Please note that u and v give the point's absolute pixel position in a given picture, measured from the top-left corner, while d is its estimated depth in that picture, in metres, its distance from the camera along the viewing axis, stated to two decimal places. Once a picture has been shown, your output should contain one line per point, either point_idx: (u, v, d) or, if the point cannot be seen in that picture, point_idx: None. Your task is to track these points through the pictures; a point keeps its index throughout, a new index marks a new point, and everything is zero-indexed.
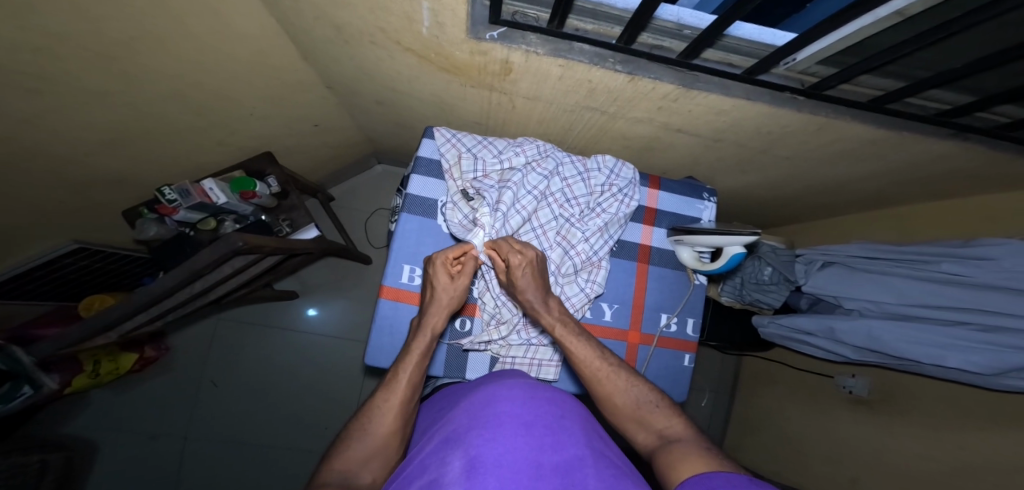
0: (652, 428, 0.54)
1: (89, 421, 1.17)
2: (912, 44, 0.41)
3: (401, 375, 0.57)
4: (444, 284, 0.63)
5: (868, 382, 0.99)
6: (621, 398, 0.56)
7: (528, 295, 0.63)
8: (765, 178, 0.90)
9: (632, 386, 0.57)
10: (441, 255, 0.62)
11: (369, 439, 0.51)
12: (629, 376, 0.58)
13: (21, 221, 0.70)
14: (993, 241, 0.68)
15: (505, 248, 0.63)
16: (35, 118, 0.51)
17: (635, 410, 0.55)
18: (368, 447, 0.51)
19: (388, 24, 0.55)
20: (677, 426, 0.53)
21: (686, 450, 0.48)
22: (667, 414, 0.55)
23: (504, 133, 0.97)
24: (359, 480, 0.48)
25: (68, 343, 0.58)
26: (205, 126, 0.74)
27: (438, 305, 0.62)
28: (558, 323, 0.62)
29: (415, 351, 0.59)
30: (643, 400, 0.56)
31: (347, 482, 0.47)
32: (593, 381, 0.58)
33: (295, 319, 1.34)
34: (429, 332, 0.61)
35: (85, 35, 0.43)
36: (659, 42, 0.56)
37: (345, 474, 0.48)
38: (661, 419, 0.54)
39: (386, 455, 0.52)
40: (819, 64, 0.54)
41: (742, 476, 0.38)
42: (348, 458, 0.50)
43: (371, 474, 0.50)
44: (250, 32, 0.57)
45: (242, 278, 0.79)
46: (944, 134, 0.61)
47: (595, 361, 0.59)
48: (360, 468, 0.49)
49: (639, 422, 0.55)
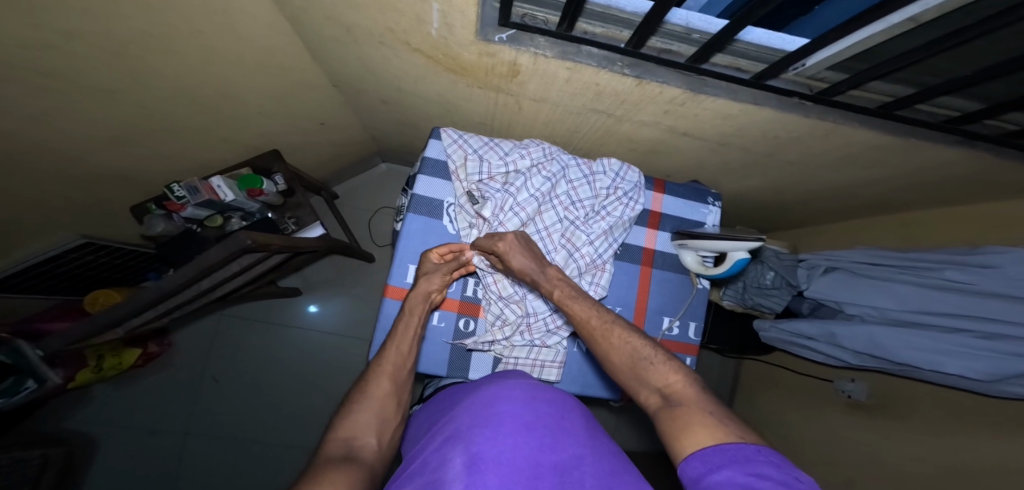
0: (653, 386, 0.52)
1: (91, 416, 1.18)
2: (920, 52, 0.41)
3: (390, 346, 0.60)
4: (430, 268, 0.67)
5: (866, 386, 1.00)
6: (619, 355, 0.56)
7: (523, 273, 0.65)
8: (769, 183, 0.90)
9: (629, 342, 0.56)
10: (432, 254, 0.68)
11: (367, 405, 0.54)
12: (628, 333, 0.57)
13: (28, 214, 0.70)
14: (998, 249, 0.68)
15: (484, 245, 0.67)
16: (44, 114, 0.51)
17: (634, 368, 0.54)
18: (368, 410, 0.53)
19: (398, 24, 0.56)
20: (679, 384, 0.51)
21: (687, 414, 0.46)
22: (668, 370, 0.53)
23: (509, 135, 0.97)
24: (365, 443, 0.50)
25: (76, 338, 0.59)
26: (213, 123, 0.74)
27: (420, 288, 0.65)
28: (557, 287, 0.63)
29: (402, 324, 0.62)
30: (641, 357, 0.54)
31: (352, 449, 0.48)
32: (590, 338, 0.58)
33: (296, 316, 1.35)
34: (414, 308, 0.64)
35: (99, 31, 0.43)
36: (668, 46, 0.56)
37: (348, 440, 0.49)
38: (661, 376, 0.52)
39: (386, 419, 0.54)
40: (828, 69, 0.54)
41: (748, 448, 0.38)
42: (351, 424, 0.51)
43: (374, 438, 0.51)
44: (259, 31, 0.58)
45: (248, 275, 0.79)
46: (949, 141, 0.61)
47: (591, 319, 0.59)
48: (363, 434, 0.51)
49: (640, 380, 0.53)
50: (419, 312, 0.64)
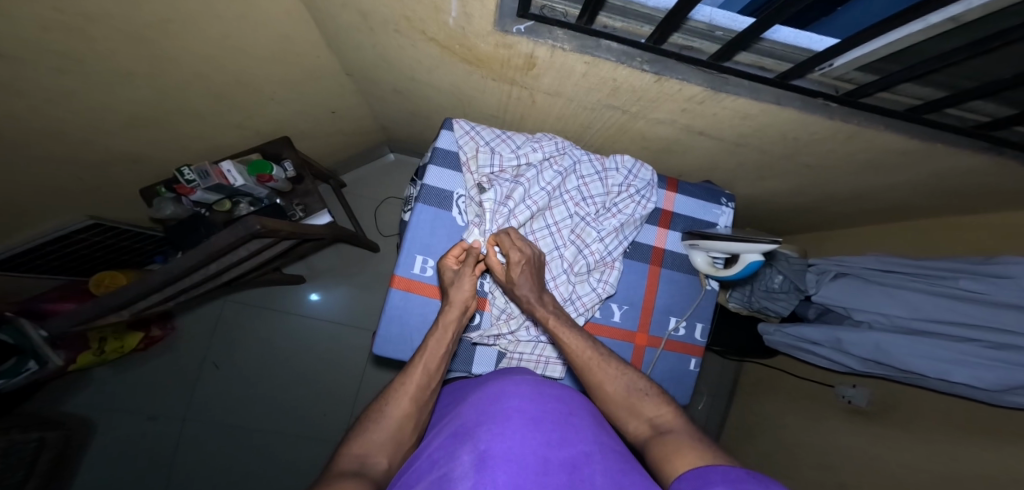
0: (644, 416, 0.54)
1: (93, 398, 1.19)
2: (960, 53, 0.40)
3: (418, 363, 0.58)
4: (452, 276, 0.66)
5: (868, 392, 1.00)
6: (612, 386, 0.56)
7: (523, 290, 0.64)
8: (784, 185, 0.89)
9: (622, 374, 0.57)
10: (447, 259, 0.67)
11: (384, 423, 0.53)
12: (619, 365, 0.58)
13: (37, 195, 0.70)
14: (1014, 259, 0.66)
15: (504, 242, 0.65)
16: (58, 96, 0.51)
17: (626, 398, 0.55)
18: (383, 430, 0.52)
19: (415, 13, 0.55)
20: (668, 415, 0.53)
21: (678, 440, 0.48)
22: (658, 402, 0.55)
23: (521, 129, 0.96)
24: (375, 464, 0.49)
25: (82, 319, 0.58)
26: (225, 109, 0.73)
27: (452, 299, 0.63)
28: (552, 315, 0.63)
29: (432, 341, 0.60)
30: (633, 388, 0.56)
31: (363, 467, 0.48)
32: (584, 368, 0.58)
33: (299, 304, 1.35)
34: (445, 324, 0.62)
35: (119, 16, 0.43)
36: (690, 43, 0.55)
37: (361, 458, 0.49)
38: (652, 407, 0.54)
39: (400, 441, 0.53)
40: (856, 70, 0.53)
41: (736, 470, 0.38)
42: (367, 441, 0.51)
43: (386, 457, 0.50)
44: (276, 18, 0.57)
45: (255, 261, 0.79)
46: (970, 149, 0.60)
47: (585, 350, 0.59)
48: (376, 453, 0.50)
49: (631, 410, 0.54)
50: (452, 330, 0.62)
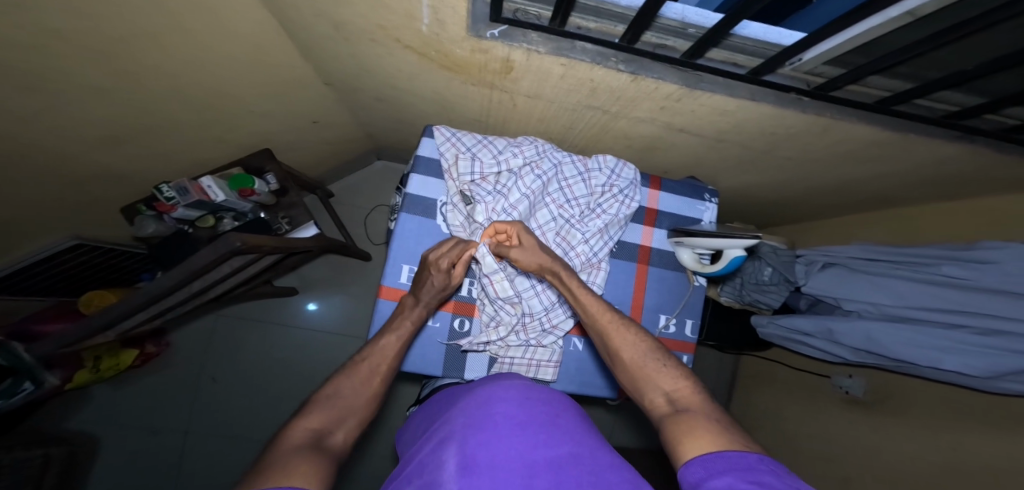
0: (660, 389, 0.52)
1: (91, 418, 1.18)
2: (923, 45, 0.40)
3: (387, 345, 0.60)
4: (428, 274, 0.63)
5: (864, 382, 1.00)
6: (629, 353, 0.56)
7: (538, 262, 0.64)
8: (767, 178, 0.89)
9: (641, 343, 0.57)
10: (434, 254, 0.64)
11: (347, 397, 0.52)
12: (640, 333, 0.58)
13: (18, 217, 0.69)
14: (994, 245, 0.67)
15: (504, 227, 0.67)
16: (29, 116, 0.50)
17: (643, 367, 0.55)
18: (344, 404, 0.51)
19: (388, 21, 0.55)
20: (686, 391, 0.51)
21: (692, 419, 0.46)
22: (676, 376, 0.53)
23: (504, 132, 0.96)
24: (333, 438, 0.47)
25: (67, 342, 0.58)
26: (203, 122, 0.73)
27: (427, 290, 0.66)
28: (571, 279, 0.63)
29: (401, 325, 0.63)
30: (651, 358, 0.55)
31: (320, 441, 0.46)
32: (603, 332, 0.59)
33: (293, 315, 1.35)
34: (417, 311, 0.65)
35: (82, 32, 0.42)
36: (663, 41, 0.55)
37: (317, 431, 0.47)
38: (670, 381, 0.53)
39: (360, 417, 0.52)
40: (825, 65, 0.53)
41: (749, 457, 0.37)
42: (323, 415, 0.49)
43: (345, 432, 0.49)
44: (245, 29, 0.56)
45: (242, 276, 0.79)
46: (949, 137, 0.60)
47: (605, 315, 0.60)
48: (334, 428, 0.49)
49: (646, 380, 0.54)
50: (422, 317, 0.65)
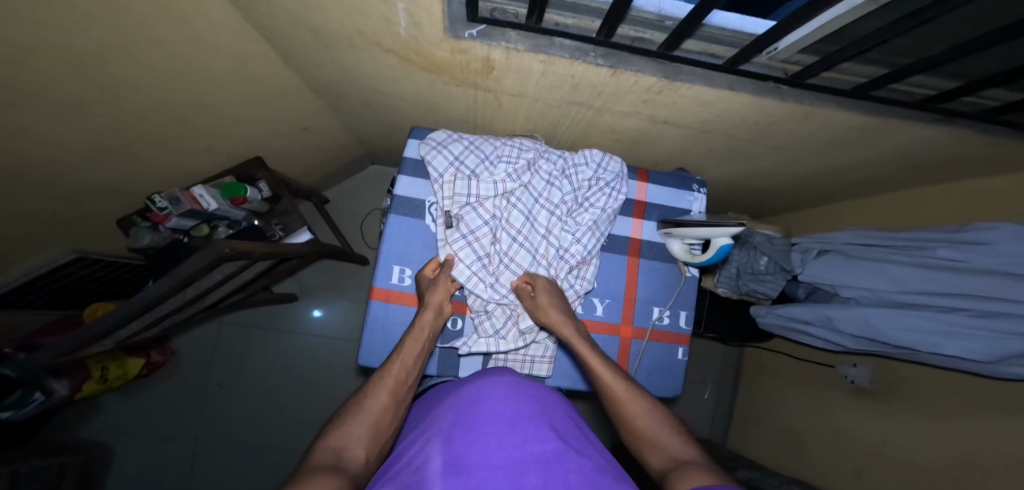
0: (666, 451, 0.51)
1: (103, 428, 1.21)
2: (891, 31, 0.39)
3: (395, 361, 0.59)
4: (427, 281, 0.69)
5: (869, 371, 0.98)
6: (637, 417, 0.55)
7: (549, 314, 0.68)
8: (756, 167, 0.89)
9: (648, 409, 0.56)
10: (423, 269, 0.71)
11: (362, 417, 0.51)
12: (649, 400, 0.58)
13: (19, 233, 0.71)
14: (986, 226, 0.66)
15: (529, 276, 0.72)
16: (17, 133, 0.51)
17: (649, 432, 0.53)
18: (362, 422, 0.50)
19: (365, 26, 0.55)
20: (691, 452, 0.50)
21: (695, 471, 0.45)
22: (683, 441, 0.52)
23: (492, 131, 0.97)
24: (353, 457, 0.46)
25: (62, 351, 0.59)
26: (191, 131, 0.74)
27: (429, 303, 0.66)
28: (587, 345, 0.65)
29: (408, 341, 0.62)
30: (659, 422, 0.54)
31: (340, 460, 0.44)
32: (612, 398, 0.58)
33: (295, 321, 1.36)
34: (422, 326, 0.64)
35: (60, 48, 0.43)
36: (639, 34, 0.55)
37: (338, 451, 0.46)
38: (675, 443, 0.51)
39: (379, 432, 0.51)
40: (801, 53, 0.53)
41: None
42: (344, 434, 0.48)
43: (365, 449, 0.48)
44: (224, 38, 0.57)
45: (235, 282, 0.80)
46: (937, 117, 0.59)
47: (616, 382, 0.59)
48: (353, 445, 0.47)
49: (653, 444, 0.52)
50: (429, 326, 0.64)
